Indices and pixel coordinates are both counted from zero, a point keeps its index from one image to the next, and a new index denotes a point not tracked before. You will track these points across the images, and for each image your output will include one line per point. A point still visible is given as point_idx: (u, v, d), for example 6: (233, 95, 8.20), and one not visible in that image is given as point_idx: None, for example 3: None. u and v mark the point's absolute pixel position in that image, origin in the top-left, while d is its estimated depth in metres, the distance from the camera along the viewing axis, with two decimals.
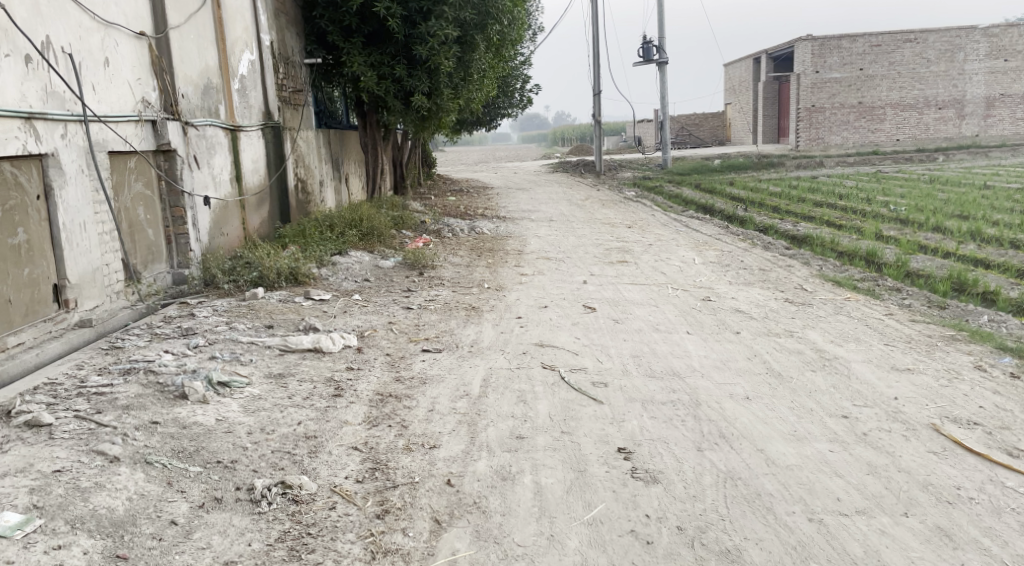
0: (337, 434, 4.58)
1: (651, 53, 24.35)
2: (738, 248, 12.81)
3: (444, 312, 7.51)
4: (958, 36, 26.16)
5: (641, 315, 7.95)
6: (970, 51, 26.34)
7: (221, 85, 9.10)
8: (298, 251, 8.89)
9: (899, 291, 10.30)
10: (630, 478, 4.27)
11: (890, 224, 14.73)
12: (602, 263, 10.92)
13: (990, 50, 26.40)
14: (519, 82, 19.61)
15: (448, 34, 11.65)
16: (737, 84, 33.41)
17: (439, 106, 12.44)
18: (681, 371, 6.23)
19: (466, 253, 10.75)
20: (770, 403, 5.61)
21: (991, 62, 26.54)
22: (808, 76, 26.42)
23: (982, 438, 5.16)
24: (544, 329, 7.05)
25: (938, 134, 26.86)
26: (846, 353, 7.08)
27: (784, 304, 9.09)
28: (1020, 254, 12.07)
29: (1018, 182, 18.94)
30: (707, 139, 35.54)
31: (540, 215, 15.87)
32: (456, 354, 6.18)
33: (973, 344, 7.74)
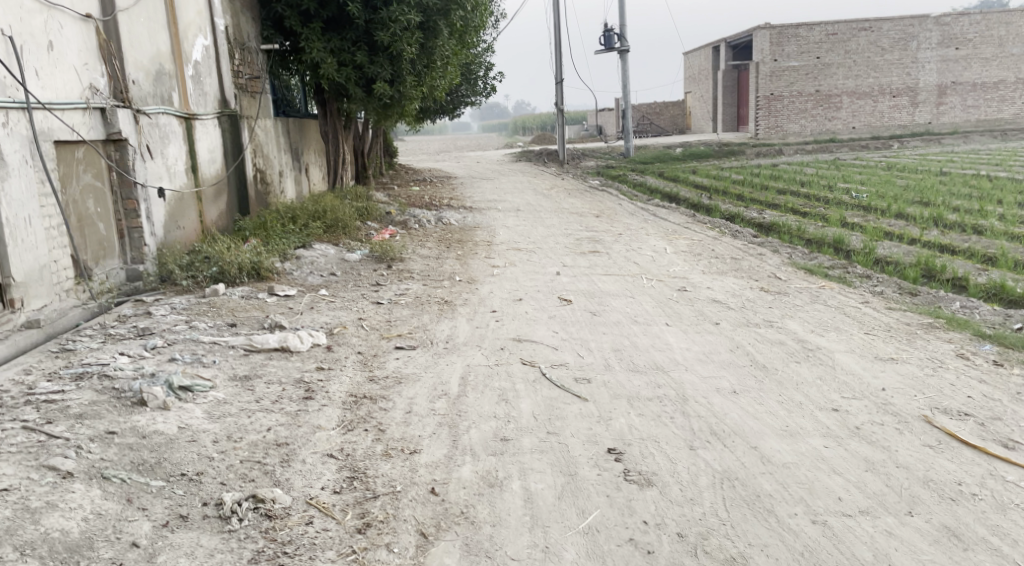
0: (311, 441, 4.30)
1: (612, 41, 24.18)
2: (708, 237, 12.67)
3: (416, 306, 7.24)
4: (909, 25, 26.35)
5: (618, 307, 7.74)
6: (923, 39, 26.56)
7: (174, 71, 8.71)
8: (261, 244, 8.55)
9: (870, 278, 10.22)
10: (623, 482, 4.10)
11: (855, 211, 14.71)
12: (573, 253, 10.70)
13: (942, 38, 26.57)
14: (482, 70, 19.31)
15: (411, 19, 11.33)
16: (697, 72, 33.39)
17: (402, 94, 12.12)
18: (664, 364, 6.04)
19: (434, 245, 10.47)
20: (758, 398, 5.48)
21: (943, 50, 26.74)
22: (767, 66, 26.28)
23: (977, 429, 5.15)
24: (521, 323, 6.81)
25: (892, 122, 27.15)
26: (828, 343, 6.93)
27: (760, 293, 8.95)
28: (985, 239, 12.08)
29: (975, 168, 19.10)
30: (668, 127, 35.50)
31: (506, 205, 15.61)
32: (432, 351, 5.92)
33: (950, 331, 7.66)
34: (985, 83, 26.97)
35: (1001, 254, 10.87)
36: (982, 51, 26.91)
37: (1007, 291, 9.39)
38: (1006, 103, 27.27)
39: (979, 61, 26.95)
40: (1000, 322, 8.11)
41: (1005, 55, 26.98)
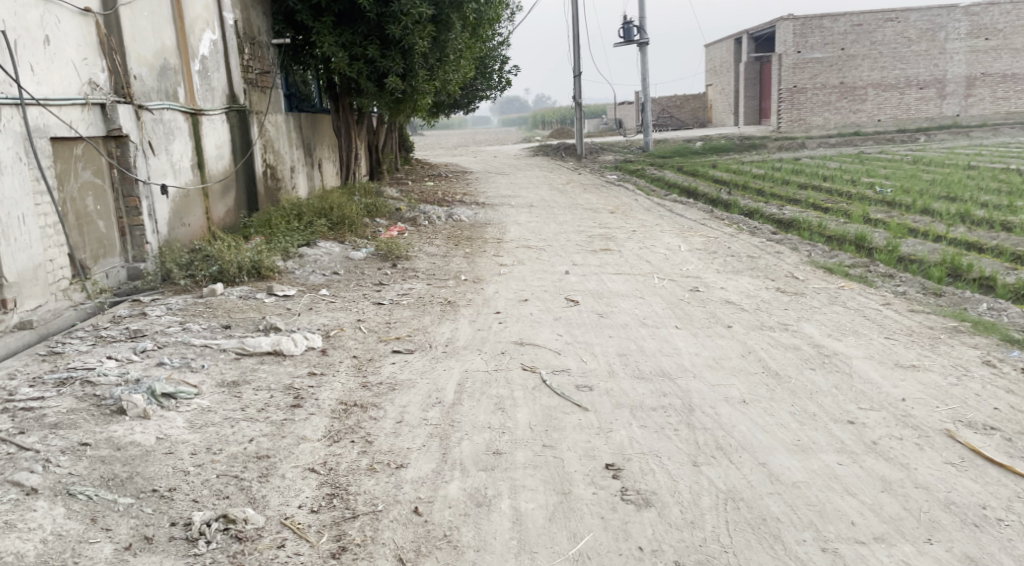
0: (293, 454, 4.22)
1: (632, 33, 23.84)
2: (724, 234, 12.38)
3: (418, 307, 7.04)
4: (937, 14, 25.71)
5: (627, 308, 7.50)
6: (951, 31, 26.01)
7: (180, 66, 8.55)
8: (263, 242, 8.41)
9: (892, 277, 9.92)
10: (620, 502, 3.94)
11: (877, 206, 14.36)
12: (585, 251, 10.46)
13: (970, 29, 26.02)
14: (498, 63, 19.05)
15: (422, 13, 11.11)
16: (719, 65, 32.94)
17: (414, 88, 11.92)
18: (671, 371, 5.81)
19: (443, 243, 10.27)
20: (768, 408, 5.26)
21: (971, 42, 26.17)
22: (789, 57, 25.96)
23: (1002, 445, 4.91)
24: (524, 326, 6.59)
25: (919, 114, 26.52)
26: (844, 349, 6.66)
27: (776, 294, 8.67)
28: (1013, 237, 11.70)
29: (1002, 163, 18.64)
30: (689, 121, 35.04)
31: (519, 200, 15.37)
32: (429, 356, 5.72)
33: (975, 336, 7.35)
34: (1015, 74, 26.39)
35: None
36: (1012, 42, 26.33)
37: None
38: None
39: (1009, 52, 26.38)
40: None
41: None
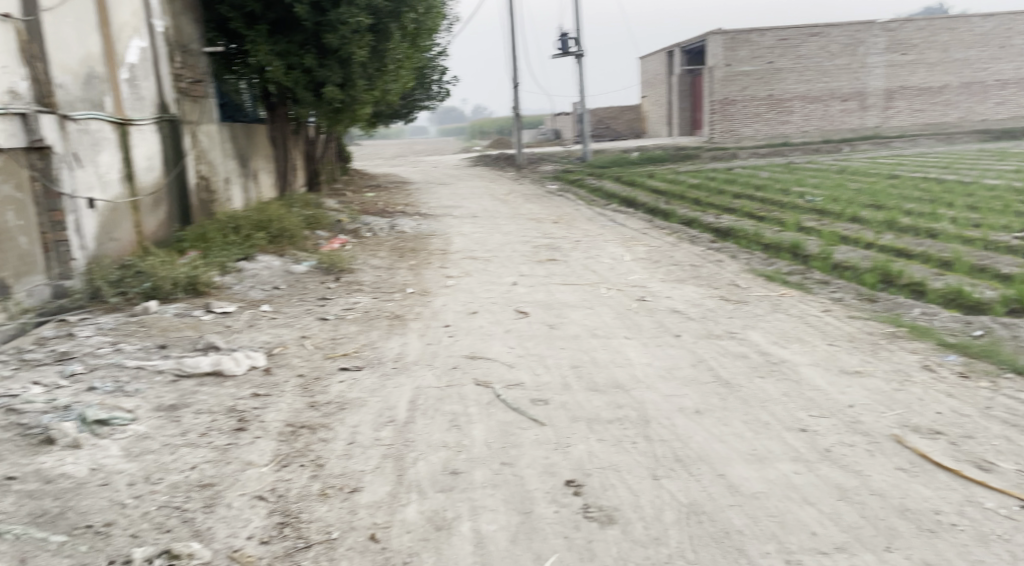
0: (239, 481, 4.04)
1: (568, 45, 23.97)
2: (666, 243, 12.46)
3: (364, 322, 6.87)
4: (858, 30, 26.59)
5: (577, 319, 7.44)
6: (871, 45, 26.80)
7: (107, 75, 8.22)
8: (199, 257, 8.14)
9: (828, 284, 10.08)
10: (583, 520, 3.87)
11: (809, 215, 14.64)
12: (531, 262, 10.40)
13: (888, 44, 26.86)
14: (437, 73, 18.93)
15: (361, 22, 10.85)
16: (652, 77, 33.35)
17: (353, 98, 11.71)
18: (625, 382, 5.75)
19: (386, 255, 10.09)
20: (722, 417, 5.25)
21: (889, 56, 27.01)
22: (720, 70, 26.35)
23: (948, 449, 4.99)
24: (475, 339, 6.48)
25: (842, 126, 27.30)
26: (791, 356, 6.70)
27: (721, 302, 8.71)
28: (939, 243, 12.03)
29: (925, 172, 19.22)
30: (625, 132, 35.34)
31: (461, 211, 15.26)
32: (379, 373, 5.55)
33: (912, 341, 7.49)
34: (929, 88, 27.24)
35: (957, 258, 10.80)
36: (927, 57, 27.21)
37: (965, 296, 9.27)
38: (951, 107, 27.49)
39: (924, 66, 27.26)
40: (960, 329, 7.95)
41: (948, 61, 27.24)
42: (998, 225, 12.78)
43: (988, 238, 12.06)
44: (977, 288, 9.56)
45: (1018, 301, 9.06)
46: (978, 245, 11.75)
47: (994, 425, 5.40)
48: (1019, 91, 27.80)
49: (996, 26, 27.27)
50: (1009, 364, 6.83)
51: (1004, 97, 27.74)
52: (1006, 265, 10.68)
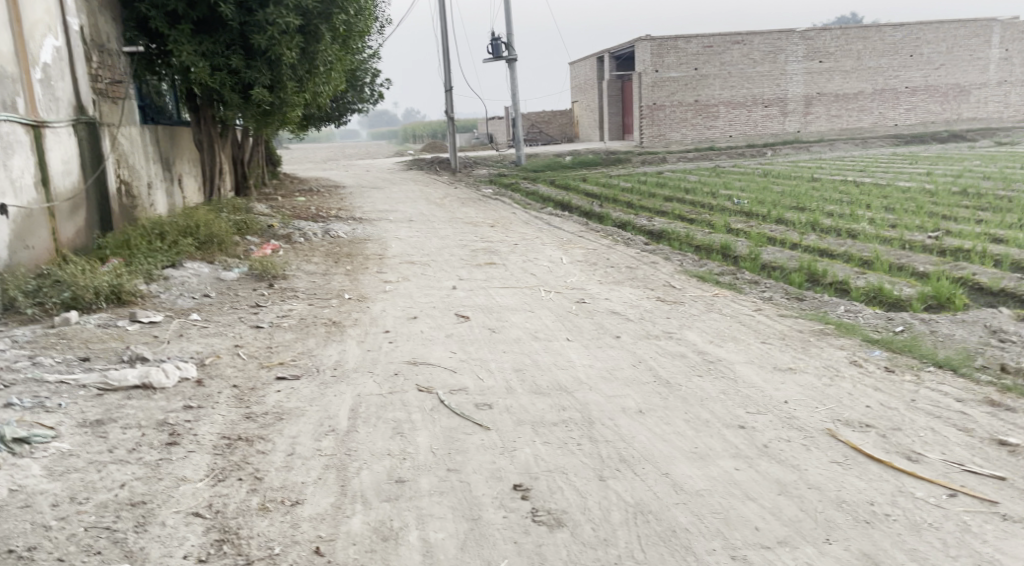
0: (173, 498, 3.90)
1: (500, 49, 24.00)
2: (603, 245, 12.54)
3: (301, 329, 6.74)
4: (778, 38, 27.31)
5: (518, 322, 7.42)
6: (790, 53, 27.48)
7: (18, 75, 7.91)
8: (121, 264, 7.87)
9: (757, 283, 10.29)
10: (532, 524, 3.85)
11: (737, 217, 14.94)
12: (469, 265, 10.36)
13: (806, 52, 27.58)
14: (369, 76, 18.76)
15: (290, 22, 10.73)
16: (583, 82, 33.65)
17: (282, 101, 11.55)
18: (568, 385, 5.76)
19: (321, 260, 9.93)
20: (664, 417, 5.29)
21: (808, 63, 27.74)
22: (648, 76, 26.76)
23: (879, 442, 5.13)
24: (416, 344, 6.42)
25: (765, 131, 27.90)
26: (727, 355, 6.81)
27: (657, 303, 8.81)
28: (861, 243, 12.39)
29: (843, 175, 19.82)
30: (557, 136, 35.58)
31: (397, 215, 15.13)
32: (318, 381, 5.44)
33: (841, 337, 7.69)
34: (845, 95, 28.08)
35: (876, 257, 11.14)
36: (843, 65, 27.99)
37: (885, 293, 9.56)
38: (866, 113, 28.47)
39: (840, 73, 28.08)
40: (883, 325, 8.19)
41: (863, 68, 28.14)
42: (914, 225, 13.24)
43: (905, 238, 12.49)
44: (896, 285, 9.86)
45: (935, 297, 9.37)
46: (896, 245, 12.15)
47: (920, 418, 5.58)
48: (927, 98, 28.75)
49: (905, 35, 28.05)
50: (929, 358, 7.11)
51: (914, 104, 28.72)
52: (923, 264, 11.07)
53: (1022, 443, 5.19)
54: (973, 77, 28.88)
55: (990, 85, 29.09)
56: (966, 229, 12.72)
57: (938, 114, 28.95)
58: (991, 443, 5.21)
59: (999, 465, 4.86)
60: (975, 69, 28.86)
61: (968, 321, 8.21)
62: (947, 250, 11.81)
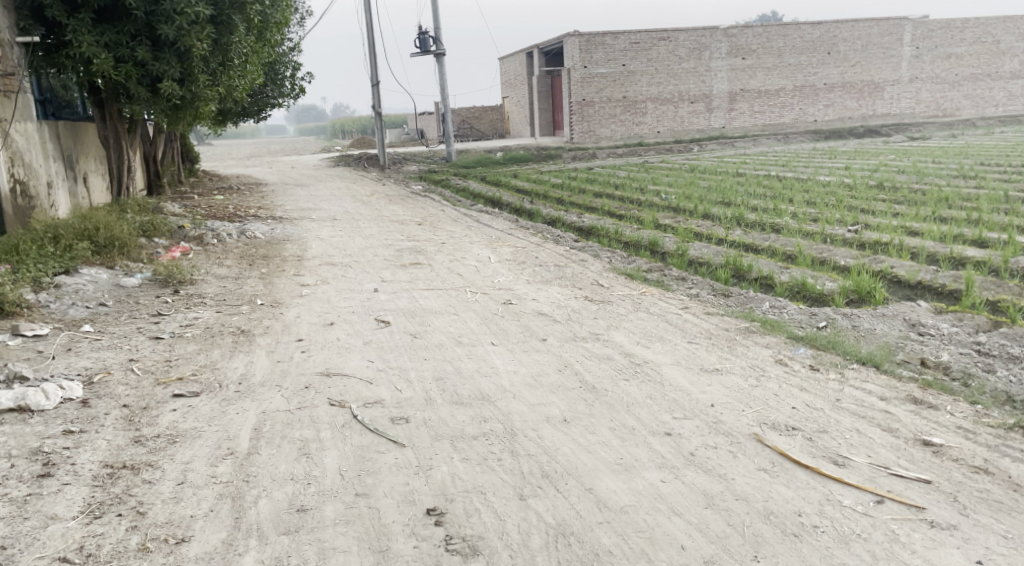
0: (38, 541, 3.69)
1: (427, 44, 23.65)
2: (532, 243, 12.35)
3: (205, 339, 6.36)
4: (702, 35, 27.50)
5: (441, 326, 7.16)
6: (714, 50, 27.72)
7: None
8: (8, 272, 7.34)
9: (685, 280, 10.20)
10: (444, 554, 3.68)
11: (665, 212, 14.91)
12: (394, 266, 10.06)
13: (730, 49, 27.87)
14: (289, 70, 18.23)
15: (199, 12, 10.31)
16: (513, 77, 33.42)
17: (194, 94, 11.10)
18: (490, 393, 5.54)
19: (234, 263, 9.52)
20: (589, 426, 5.09)
21: (731, 60, 28.03)
22: (577, 72, 26.61)
23: (805, 445, 5.03)
24: (330, 354, 6.13)
25: (690, 127, 28.21)
26: (653, 357, 6.64)
27: (585, 303, 8.64)
28: (783, 237, 12.44)
29: (765, 170, 20.04)
30: (488, 132, 35.30)
31: (321, 214, 14.68)
32: (219, 399, 5.13)
33: (766, 335, 7.62)
34: (767, 91, 28.59)
35: (799, 251, 11.19)
36: (764, 61, 28.40)
37: (808, 288, 9.59)
38: (786, 109, 29.03)
39: (761, 71, 28.49)
40: (806, 321, 8.17)
41: (783, 66, 28.61)
42: (834, 219, 13.38)
43: (825, 232, 12.62)
44: (819, 280, 9.89)
45: (855, 291, 9.40)
46: (817, 239, 12.25)
47: (845, 419, 5.50)
48: (844, 94, 29.41)
49: (823, 33, 28.53)
50: (852, 355, 7.10)
51: (831, 100, 29.34)
52: (844, 258, 11.16)
53: (946, 443, 5.13)
54: (887, 74, 29.62)
55: (902, 82, 29.89)
56: (883, 222, 12.91)
57: (854, 111, 29.69)
58: (915, 443, 5.14)
59: (925, 468, 4.78)
60: (888, 66, 29.59)
61: (888, 314, 8.25)
62: (866, 243, 11.96)
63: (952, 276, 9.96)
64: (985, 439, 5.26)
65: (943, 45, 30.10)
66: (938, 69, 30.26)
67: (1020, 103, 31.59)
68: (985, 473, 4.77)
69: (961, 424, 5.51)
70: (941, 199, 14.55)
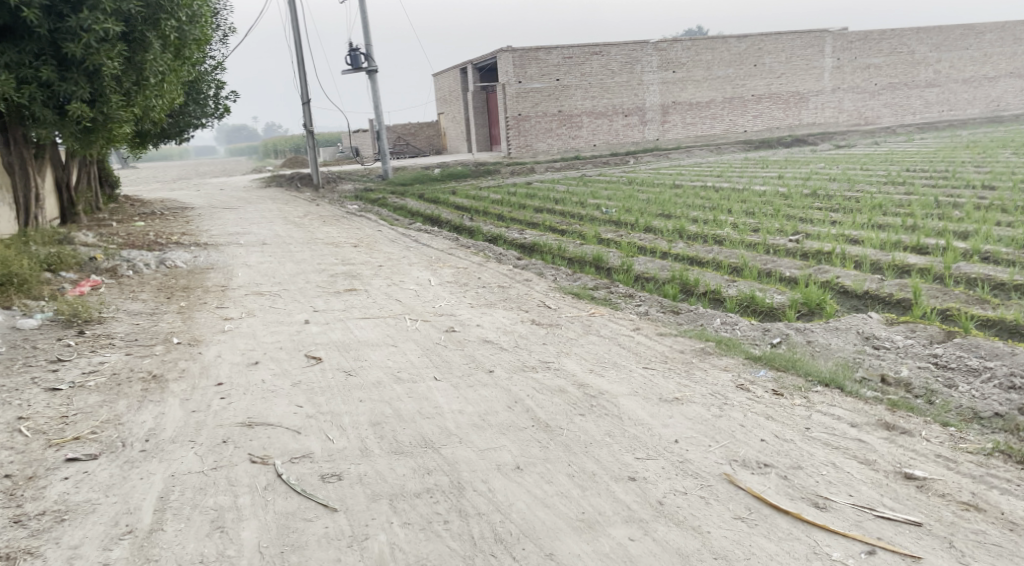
0: None
1: (358, 60, 23.01)
2: (473, 263, 11.82)
3: (110, 388, 5.70)
4: (633, 49, 27.30)
5: (378, 361, 6.57)
6: (645, 64, 27.62)
7: None
8: None
9: (633, 297, 9.78)
10: None
11: (606, 226, 14.54)
12: (326, 293, 9.42)
13: (661, 62, 27.82)
14: (211, 88, 17.43)
15: (108, 28, 9.58)
16: (448, 93, 32.94)
17: (107, 116, 10.30)
18: (433, 438, 4.98)
19: (150, 296, 8.83)
20: (545, 473, 4.57)
21: (662, 74, 27.99)
22: (512, 86, 25.95)
23: (780, 485, 4.60)
24: (253, 399, 5.50)
25: (625, 140, 28.04)
26: (609, 387, 6.13)
27: (531, 327, 8.13)
28: (727, 249, 12.12)
29: (703, 181, 19.86)
30: (424, 147, 34.71)
31: (248, 238, 13.98)
32: (121, 461, 4.59)
33: (722, 357, 7.20)
34: (697, 103, 28.66)
35: (745, 264, 10.88)
36: (694, 74, 28.45)
37: (758, 302, 9.22)
38: (717, 121, 29.11)
39: (692, 83, 28.51)
40: (760, 338, 7.75)
41: (712, 78, 28.67)
42: (774, 229, 13.15)
43: (768, 242, 12.35)
44: (767, 293, 9.54)
45: (805, 303, 9.08)
46: (760, 249, 11.96)
47: (818, 450, 5.07)
48: (771, 105, 29.70)
49: (749, 46, 28.73)
50: (814, 375, 6.67)
51: (760, 111, 29.64)
52: (789, 269, 10.87)
53: (929, 475, 4.74)
54: (811, 85, 30.00)
55: (825, 92, 30.34)
56: (824, 230, 12.71)
57: (782, 121, 29.99)
58: (897, 478, 4.73)
59: (912, 506, 4.43)
60: (812, 77, 30.02)
61: (840, 328, 7.85)
62: (809, 253, 11.71)
63: (898, 285, 9.72)
64: (968, 468, 4.87)
65: (862, 56, 30.63)
66: (858, 79, 30.78)
67: (936, 110, 32.24)
68: (977, 510, 4.41)
69: (938, 451, 5.10)
70: (875, 207, 14.41)
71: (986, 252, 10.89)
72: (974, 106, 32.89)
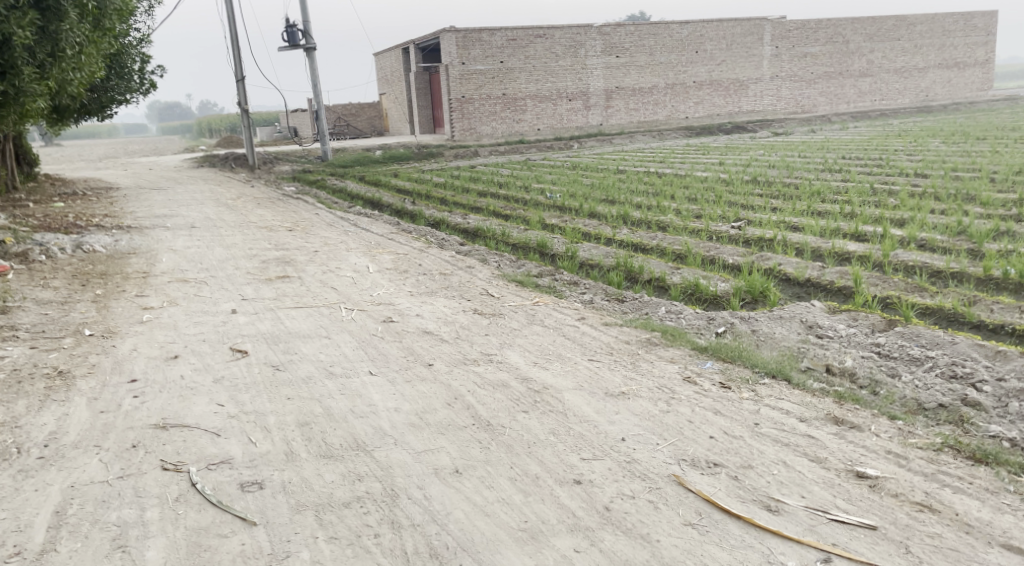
0: None
1: (296, 37, 22.30)
2: (414, 249, 11.44)
3: (9, 386, 5.26)
4: (578, 33, 26.98)
5: (309, 354, 6.19)
6: (590, 48, 27.34)
7: None
8: None
9: (577, 285, 9.53)
10: None
11: (550, 211, 14.27)
12: (256, 281, 8.97)
13: (605, 47, 27.57)
14: (137, 62, 16.64)
15: None
16: (390, 74, 32.28)
17: (19, 89, 9.66)
18: (365, 441, 4.64)
19: (63, 284, 8.29)
20: (484, 478, 4.30)
21: (606, 58, 27.76)
22: (455, 68, 25.48)
23: (728, 485, 4.41)
24: (170, 398, 5.10)
25: (569, 124, 27.78)
26: (553, 381, 5.87)
27: (474, 317, 7.81)
28: (670, 236, 11.95)
29: (645, 166, 19.72)
30: (365, 129, 34.01)
31: (176, 221, 13.38)
32: (15, 470, 4.20)
33: (668, 348, 6.98)
34: (640, 88, 28.54)
35: (688, 251, 10.72)
36: (637, 60, 28.32)
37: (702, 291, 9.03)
38: (659, 106, 29.03)
39: (635, 68, 28.36)
40: (705, 327, 7.55)
41: (655, 64, 28.58)
42: (717, 215, 13.03)
43: (710, 229, 12.20)
44: (711, 280, 9.37)
45: (749, 291, 8.92)
46: (703, 236, 11.81)
47: (767, 448, 4.86)
48: (711, 92, 29.76)
49: (692, 31, 28.69)
50: (761, 366, 6.48)
51: (701, 97, 29.65)
52: (732, 256, 10.74)
53: (881, 474, 4.57)
54: (750, 72, 30.16)
55: (765, 80, 30.55)
56: (765, 217, 12.63)
57: (722, 107, 30.10)
58: (850, 477, 4.57)
59: (865, 508, 4.26)
60: (752, 64, 30.18)
61: (785, 317, 7.68)
62: (751, 240, 11.60)
63: (840, 272, 9.64)
64: (920, 464, 4.74)
65: (799, 45, 30.90)
66: (796, 67, 31.08)
67: (869, 99, 32.73)
68: (930, 511, 4.27)
69: (889, 447, 4.91)
70: (814, 193, 14.40)
71: (921, 240, 10.90)
72: (903, 96, 33.48)
